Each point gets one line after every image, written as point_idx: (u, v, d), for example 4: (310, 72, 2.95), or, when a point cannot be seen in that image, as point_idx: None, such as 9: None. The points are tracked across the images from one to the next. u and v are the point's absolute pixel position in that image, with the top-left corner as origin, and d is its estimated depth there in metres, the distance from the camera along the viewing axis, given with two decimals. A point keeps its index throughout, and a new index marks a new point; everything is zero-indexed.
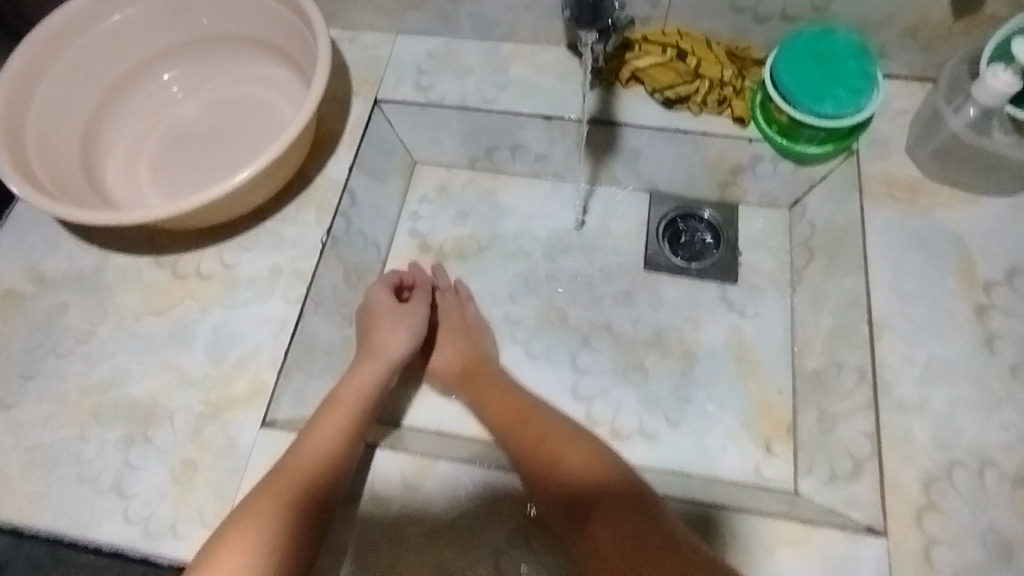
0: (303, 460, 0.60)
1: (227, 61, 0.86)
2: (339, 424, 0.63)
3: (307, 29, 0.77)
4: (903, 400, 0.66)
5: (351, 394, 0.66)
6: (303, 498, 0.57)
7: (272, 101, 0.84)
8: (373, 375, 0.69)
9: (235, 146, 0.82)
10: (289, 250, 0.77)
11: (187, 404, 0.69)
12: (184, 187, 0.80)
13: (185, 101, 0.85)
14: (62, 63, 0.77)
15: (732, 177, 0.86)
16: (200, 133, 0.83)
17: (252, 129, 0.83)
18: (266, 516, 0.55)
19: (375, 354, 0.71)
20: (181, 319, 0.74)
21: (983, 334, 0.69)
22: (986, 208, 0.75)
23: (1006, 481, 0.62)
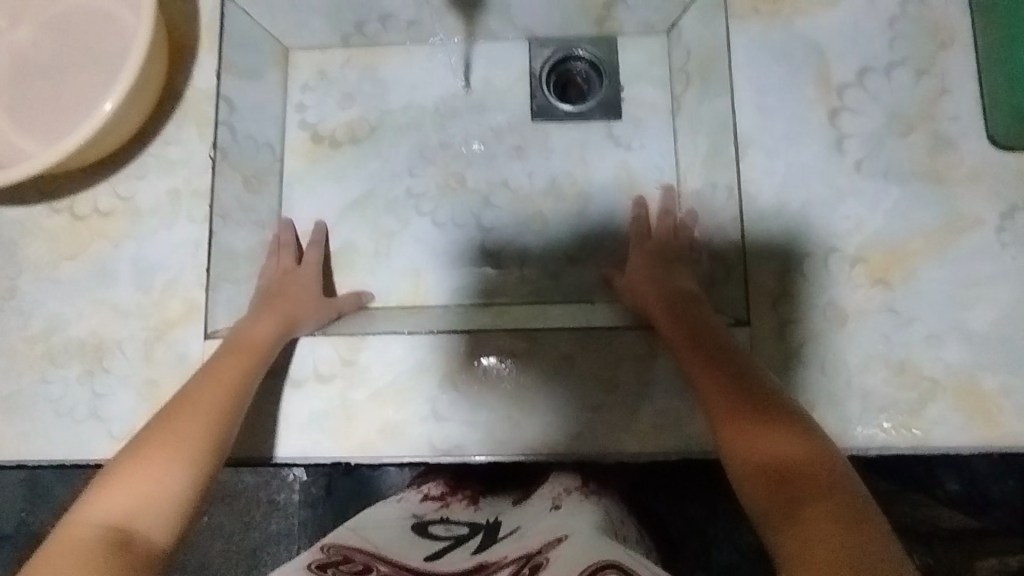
0: (196, 403, 0.57)
1: None
2: (241, 368, 0.63)
3: None
4: (763, 210, 0.75)
5: (258, 342, 0.67)
6: (211, 427, 0.55)
7: (109, 10, 0.79)
8: (279, 324, 0.70)
9: (87, 68, 0.78)
10: (181, 172, 0.79)
11: (131, 333, 0.75)
12: (52, 125, 0.78)
13: (11, 27, 0.79)
14: None
15: (606, 12, 0.85)
16: (44, 62, 0.79)
17: (97, 45, 0.79)
18: (176, 442, 0.52)
19: (274, 310, 0.71)
20: (97, 257, 0.77)
21: (835, 135, 0.76)
22: (841, 7, 0.77)
23: (845, 262, 0.74)
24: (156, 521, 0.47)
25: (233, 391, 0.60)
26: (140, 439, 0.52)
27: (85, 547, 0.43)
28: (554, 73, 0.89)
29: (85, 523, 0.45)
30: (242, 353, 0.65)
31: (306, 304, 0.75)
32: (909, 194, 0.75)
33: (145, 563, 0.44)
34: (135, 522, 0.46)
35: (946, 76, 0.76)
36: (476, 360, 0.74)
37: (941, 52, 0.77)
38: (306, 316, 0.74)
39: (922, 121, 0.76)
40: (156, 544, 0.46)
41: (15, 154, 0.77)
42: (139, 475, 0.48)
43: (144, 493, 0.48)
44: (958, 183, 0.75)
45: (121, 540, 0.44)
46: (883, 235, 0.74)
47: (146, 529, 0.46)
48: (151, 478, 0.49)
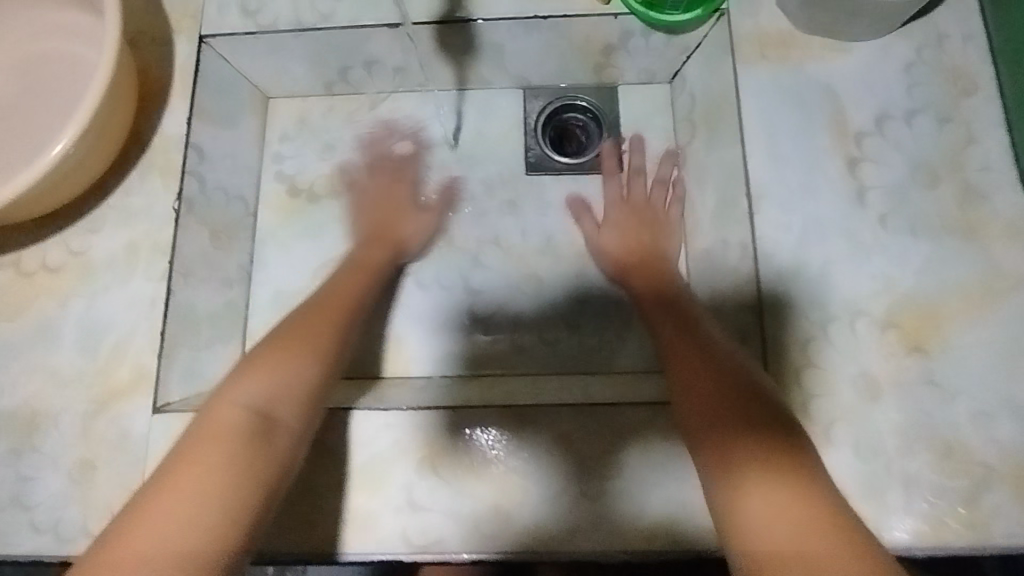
0: (316, 330, 0.59)
1: (7, 19, 0.75)
2: (356, 288, 0.68)
3: None
4: (781, 268, 0.68)
5: (366, 271, 0.71)
6: (325, 356, 0.57)
7: (74, 53, 0.74)
8: (384, 274, 0.73)
9: (43, 113, 0.72)
10: (141, 224, 0.72)
11: (69, 405, 0.66)
12: (2, 173, 0.71)
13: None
14: None
15: (605, 59, 0.80)
16: (1, 108, 0.73)
17: (59, 89, 0.73)
18: (296, 359, 0.54)
19: (382, 239, 0.76)
20: (39, 318, 0.69)
21: (855, 186, 0.69)
22: (854, 54, 0.72)
23: (876, 327, 0.66)
24: (288, 410, 0.51)
25: (343, 321, 0.62)
26: (260, 353, 0.55)
27: (232, 427, 0.47)
28: (552, 124, 0.84)
29: (228, 405, 0.49)
30: (360, 273, 0.71)
31: (407, 221, 0.78)
32: (942, 252, 0.67)
33: (280, 458, 0.48)
34: (273, 411, 0.50)
35: (972, 124, 0.70)
36: (458, 440, 0.65)
37: (965, 99, 0.71)
38: (417, 230, 0.78)
39: (950, 171, 0.69)
40: (289, 428, 0.50)
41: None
42: (238, 394, 0.50)
43: (278, 386, 0.52)
44: (996, 238, 0.67)
45: (264, 426, 0.48)
46: (916, 296, 0.66)
47: (283, 417, 0.50)
48: (278, 375, 0.52)
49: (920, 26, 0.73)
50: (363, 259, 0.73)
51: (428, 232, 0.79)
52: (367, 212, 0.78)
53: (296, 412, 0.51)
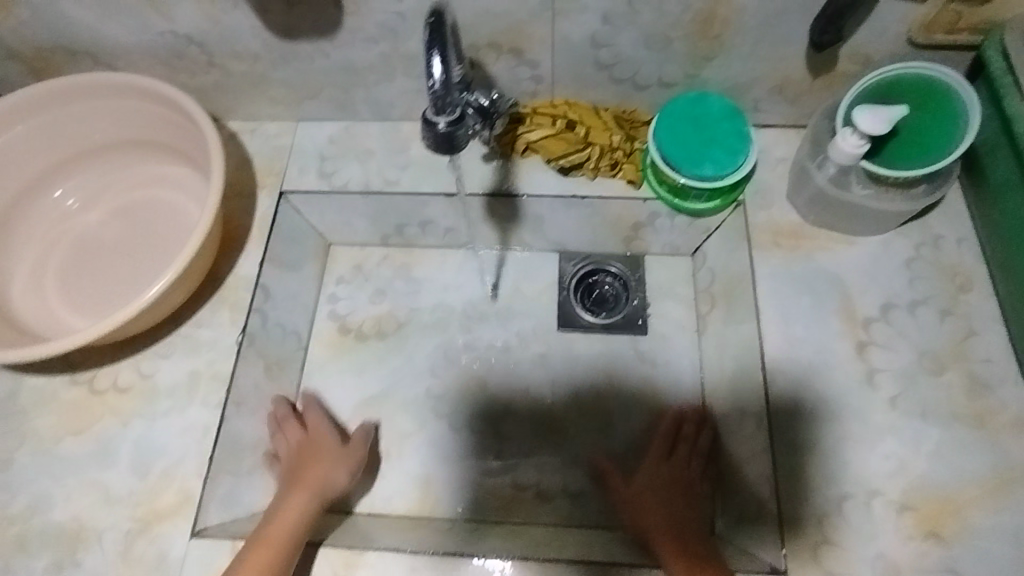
0: (253, 569, 0.64)
1: (123, 169, 0.88)
2: (285, 532, 0.68)
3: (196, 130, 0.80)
4: (797, 442, 0.71)
5: (293, 503, 0.71)
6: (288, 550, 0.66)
7: (179, 202, 0.86)
8: (302, 498, 0.72)
9: (144, 252, 0.83)
10: (206, 354, 0.79)
11: (114, 523, 0.70)
12: (97, 301, 0.81)
13: (89, 212, 0.87)
14: None
15: (634, 233, 0.90)
16: (106, 243, 0.84)
17: (158, 231, 0.85)
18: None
19: (303, 484, 0.73)
20: (101, 436, 0.75)
21: (864, 368, 0.75)
22: (858, 248, 0.81)
23: (892, 509, 0.68)
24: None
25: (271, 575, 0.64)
26: (247, 548, 0.66)
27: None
28: (582, 285, 0.92)
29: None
30: (304, 481, 0.73)
31: (317, 470, 0.74)
32: (951, 438, 0.71)
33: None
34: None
35: (972, 317, 0.77)
36: None
37: (963, 294, 0.78)
38: (332, 474, 0.75)
39: (953, 361, 0.75)
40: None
41: (57, 326, 0.79)
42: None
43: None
44: (1003, 428, 0.71)
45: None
46: (928, 481, 0.69)
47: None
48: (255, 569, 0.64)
49: (918, 227, 0.81)
50: (299, 478, 0.74)
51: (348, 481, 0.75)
52: (296, 495, 0.72)
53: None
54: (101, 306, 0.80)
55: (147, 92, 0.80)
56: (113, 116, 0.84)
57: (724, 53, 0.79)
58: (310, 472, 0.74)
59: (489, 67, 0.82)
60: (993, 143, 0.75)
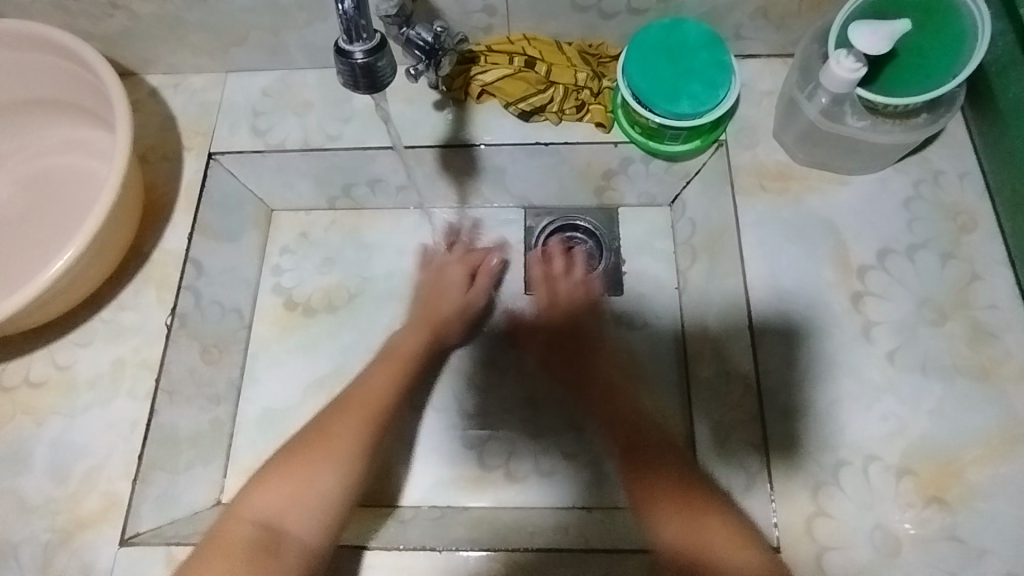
0: (294, 474, 0.60)
1: (24, 132, 0.77)
2: (391, 377, 0.69)
3: (98, 80, 0.69)
4: (787, 405, 0.65)
5: (404, 351, 0.72)
6: (353, 458, 0.63)
7: (91, 168, 0.75)
8: (421, 329, 0.74)
9: (53, 226, 0.73)
10: (132, 340, 0.71)
11: (33, 534, 0.62)
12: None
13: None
14: None
15: (606, 182, 0.82)
16: (6, 218, 0.74)
17: (68, 203, 0.74)
18: (324, 457, 0.62)
19: (426, 321, 0.75)
20: (15, 436, 0.66)
21: (861, 322, 0.68)
22: (853, 188, 0.73)
23: (890, 474, 0.62)
24: (298, 521, 0.58)
25: (359, 450, 0.63)
26: (291, 451, 0.62)
27: (242, 547, 0.56)
28: (552, 244, 0.84)
29: (242, 521, 0.58)
30: (393, 361, 0.71)
31: (450, 300, 0.76)
32: (954, 393, 0.65)
33: (291, 562, 0.56)
34: (283, 523, 0.58)
35: (975, 261, 0.70)
36: None
37: (965, 236, 0.71)
38: (454, 324, 0.76)
39: (956, 309, 0.68)
40: (298, 542, 0.58)
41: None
42: (325, 449, 0.62)
43: (291, 497, 0.59)
44: (1009, 381, 0.65)
45: (271, 537, 0.57)
46: (929, 442, 0.63)
47: (291, 528, 0.58)
48: (311, 477, 0.60)
49: (918, 163, 0.73)
50: (426, 317, 0.75)
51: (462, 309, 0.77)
52: (384, 368, 0.70)
53: (309, 537, 0.58)
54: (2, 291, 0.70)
55: (39, 40, 0.68)
56: (3, 71, 0.73)
57: None
58: (434, 299, 0.77)
59: None
60: (1007, 62, 0.67)
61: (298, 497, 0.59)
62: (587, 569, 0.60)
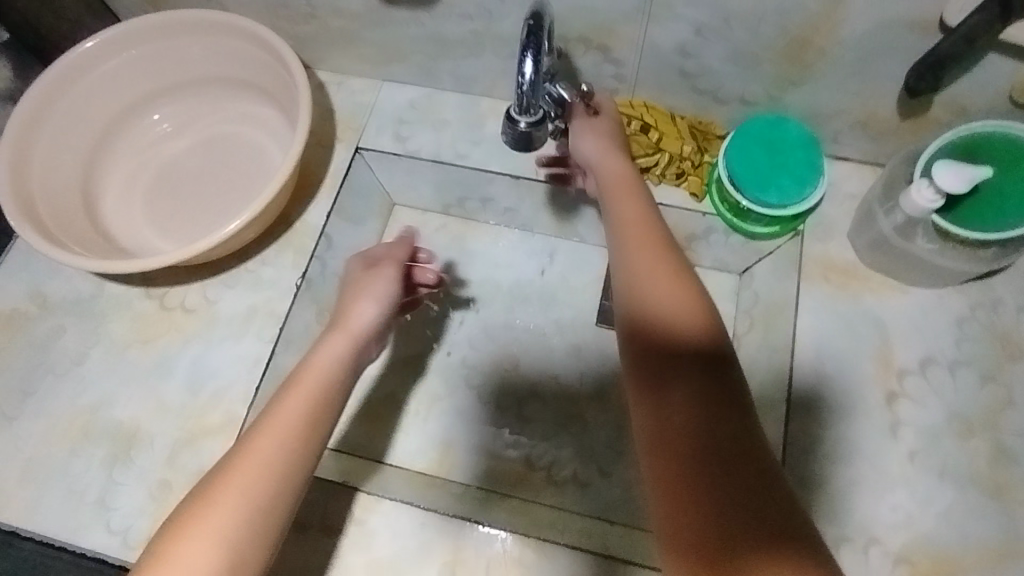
0: (179, 553, 0.50)
1: (215, 101, 0.93)
2: (301, 412, 0.59)
3: (288, 75, 0.83)
4: (808, 477, 0.73)
5: (315, 371, 0.63)
6: (246, 527, 0.52)
7: (263, 143, 0.91)
8: (336, 352, 0.65)
9: (226, 185, 0.89)
10: (266, 292, 0.85)
11: (166, 431, 0.77)
12: (177, 224, 0.87)
13: (179, 137, 0.92)
14: (62, 107, 0.84)
15: (688, 245, 0.90)
16: (190, 170, 0.90)
17: (240, 167, 0.90)
18: (216, 524, 0.52)
19: (345, 329, 0.68)
20: (166, 349, 0.81)
21: (890, 420, 0.75)
22: (911, 298, 0.80)
23: (887, 559, 0.70)
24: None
25: (252, 510, 0.53)
26: (178, 522, 0.52)
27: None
28: None
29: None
30: (344, 332, 0.68)
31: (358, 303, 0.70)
32: (964, 504, 0.71)
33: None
34: None
35: (1012, 389, 0.76)
36: (481, 560, 0.74)
37: (1009, 364, 0.77)
38: (365, 308, 0.70)
39: (983, 429, 0.74)
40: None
41: (138, 241, 0.86)
42: (213, 516, 0.52)
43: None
44: (1018, 504, 0.71)
45: None
46: (931, 539, 0.70)
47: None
48: (193, 557, 0.50)
49: (980, 288, 0.80)
50: (344, 318, 0.69)
51: (380, 313, 0.71)
52: (290, 401, 0.60)
53: None
54: (179, 230, 0.86)
55: (248, 35, 0.83)
56: (212, 50, 0.88)
57: (813, 80, 0.77)
58: (360, 289, 0.72)
59: (575, 59, 0.82)
60: None
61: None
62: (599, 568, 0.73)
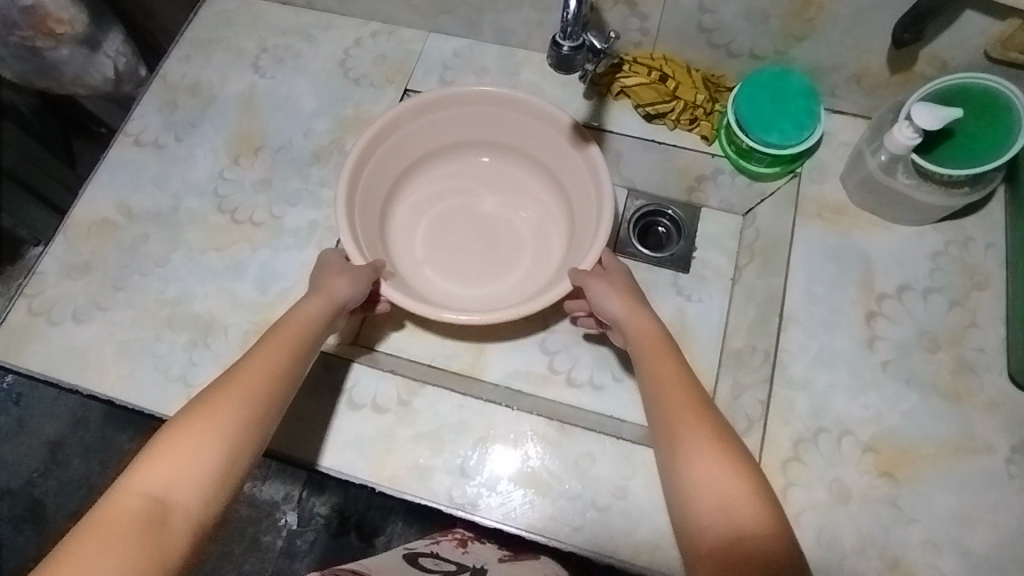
0: (183, 444, 0.56)
1: (526, 183, 1.03)
2: (283, 352, 0.68)
3: (589, 212, 0.91)
4: (793, 378, 0.84)
5: (298, 323, 0.72)
6: (241, 430, 0.59)
7: (536, 228, 1.02)
8: (317, 314, 0.74)
9: (517, 238, 1.01)
10: (325, 210, 0.96)
11: (238, 322, 0.89)
12: (410, 234, 1.01)
13: (488, 190, 1.04)
14: (410, 128, 0.95)
15: (696, 184, 1.02)
16: (477, 217, 1.03)
17: (490, 223, 1.02)
18: (219, 423, 0.58)
19: (323, 294, 0.77)
20: (238, 255, 0.93)
21: (868, 334, 0.86)
22: (894, 233, 0.91)
23: (857, 447, 0.81)
24: (190, 498, 0.54)
25: (249, 426, 0.60)
26: (183, 420, 0.58)
27: (126, 522, 0.51)
28: (641, 222, 1.05)
29: (130, 494, 0.53)
30: (322, 295, 0.77)
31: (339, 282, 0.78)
32: (927, 405, 0.82)
33: (181, 536, 0.52)
34: (171, 498, 0.53)
35: (977, 312, 0.86)
36: (513, 436, 0.82)
37: (975, 292, 0.87)
38: (347, 287, 0.78)
39: (949, 344, 0.85)
40: (190, 514, 0.54)
41: (408, 251, 1.00)
42: (219, 417, 0.59)
43: (181, 470, 0.55)
44: (974, 407, 0.82)
45: (159, 512, 0.52)
46: (897, 432, 0.81)
47: (182, 502, 0.54)
48: (195, 447, 0.57)
49: (953, 226, 0.91)
50: (322, 287, 0.78)
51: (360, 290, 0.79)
52: (278, 341, 0.68)
53: (199, 507, 0.55)
54: (454, 256, 1.00)
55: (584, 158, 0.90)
56: (540, 139, 0.97)
57: (814, 37, 0.87)
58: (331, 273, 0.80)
59: (605, 13, 0.92)
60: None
61: (201, 453, 0.56)
62: (619, 446, 0.82)
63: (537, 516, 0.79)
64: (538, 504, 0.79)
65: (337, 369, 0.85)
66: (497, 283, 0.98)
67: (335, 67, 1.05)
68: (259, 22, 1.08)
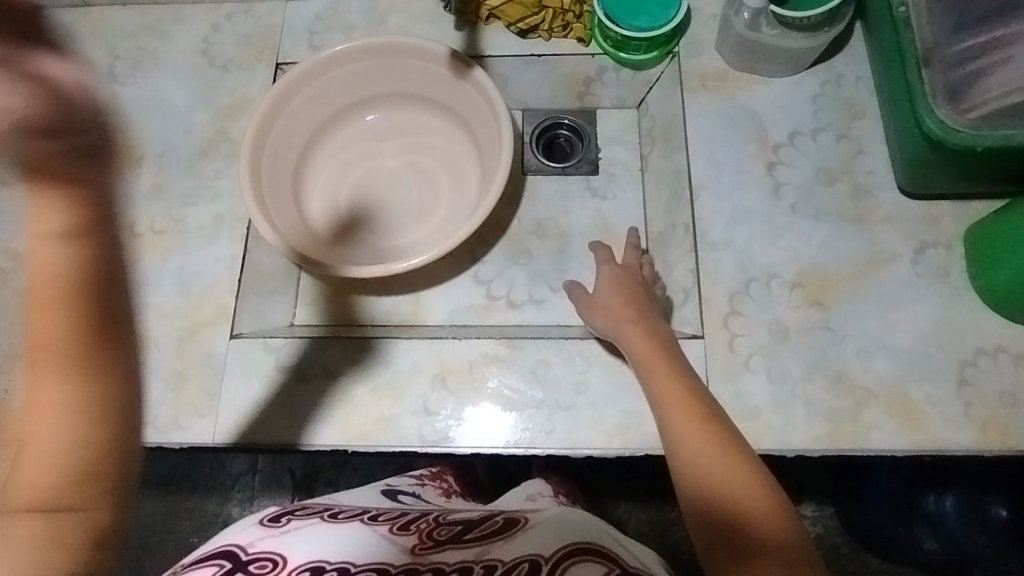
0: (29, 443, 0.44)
1: (426, 127, 1.02)
2: (79, 289, 0.43)
3: (491, 134, 0.92)
4: (714, 241, 0.88)
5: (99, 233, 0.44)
6: (91, 412, 0.44)
7: (449, 166, 1.01)
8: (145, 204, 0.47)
9: (434, 181, 1.01)
10: (226, 201, 0.93)
11: (167, 332, 0.86)
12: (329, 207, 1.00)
13: (390, 142, 1.02)
14: (295, 103, 0.93)
15: (585, 88, 1.02)
16: (388, 173, 1.01)
17: (404, 175, 1.01)
18: (54, 410, 0.43)
19: None
20: (148, 267, 0.90)
21: (772, 183, 0.91)
22: (774, 87, 0.95)
23: (786, 287, 0.86)
24: (70, 502, 0.44)
25: (97, 401, 0.44)
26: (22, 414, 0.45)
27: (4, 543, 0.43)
28: (543, 138, 1.04)
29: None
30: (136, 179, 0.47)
31: None
32: (838, 233, 0.88)
33: (73, 540, 0.44)
34: (45, 507, 0.44)
35: (862, 139, 0.92)
36: (467, 363, 0.84)
37: (857, 122, 0.93)
38: None
39: (844, 174, 0.90)
40: (78, 518, 0.44)
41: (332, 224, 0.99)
42: (51, 403, 0.43)
43: (39, 474, 0.43)
44: (877, 223, 0.88)
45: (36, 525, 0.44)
46: (816, 264, 0.87)
47: (56, 508, 0.44)
48: (43, 446, 0.43)
49: (825, 68, 0.95)
50: None
51: None
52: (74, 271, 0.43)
53: (84, 509, 0.45)
54: (377, 213, 0.99)
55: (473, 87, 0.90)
56: (424, 79, 0.96)
57: None
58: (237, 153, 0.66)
59: None
60: None
61: (52, 448, 0.43)
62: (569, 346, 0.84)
63: (510, 431, 0.81)
64: (508, 420, 0.81)
65: (279, 350, 0.85)
66: (424, 226, 0.98)
67: (198, 58, 1.00)
68: (103, 30, 1.02)
